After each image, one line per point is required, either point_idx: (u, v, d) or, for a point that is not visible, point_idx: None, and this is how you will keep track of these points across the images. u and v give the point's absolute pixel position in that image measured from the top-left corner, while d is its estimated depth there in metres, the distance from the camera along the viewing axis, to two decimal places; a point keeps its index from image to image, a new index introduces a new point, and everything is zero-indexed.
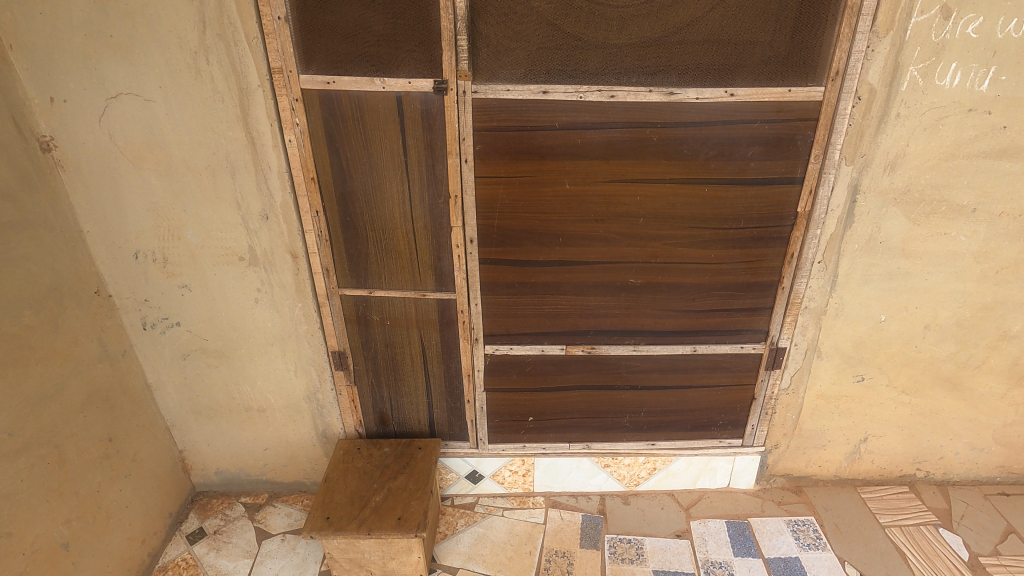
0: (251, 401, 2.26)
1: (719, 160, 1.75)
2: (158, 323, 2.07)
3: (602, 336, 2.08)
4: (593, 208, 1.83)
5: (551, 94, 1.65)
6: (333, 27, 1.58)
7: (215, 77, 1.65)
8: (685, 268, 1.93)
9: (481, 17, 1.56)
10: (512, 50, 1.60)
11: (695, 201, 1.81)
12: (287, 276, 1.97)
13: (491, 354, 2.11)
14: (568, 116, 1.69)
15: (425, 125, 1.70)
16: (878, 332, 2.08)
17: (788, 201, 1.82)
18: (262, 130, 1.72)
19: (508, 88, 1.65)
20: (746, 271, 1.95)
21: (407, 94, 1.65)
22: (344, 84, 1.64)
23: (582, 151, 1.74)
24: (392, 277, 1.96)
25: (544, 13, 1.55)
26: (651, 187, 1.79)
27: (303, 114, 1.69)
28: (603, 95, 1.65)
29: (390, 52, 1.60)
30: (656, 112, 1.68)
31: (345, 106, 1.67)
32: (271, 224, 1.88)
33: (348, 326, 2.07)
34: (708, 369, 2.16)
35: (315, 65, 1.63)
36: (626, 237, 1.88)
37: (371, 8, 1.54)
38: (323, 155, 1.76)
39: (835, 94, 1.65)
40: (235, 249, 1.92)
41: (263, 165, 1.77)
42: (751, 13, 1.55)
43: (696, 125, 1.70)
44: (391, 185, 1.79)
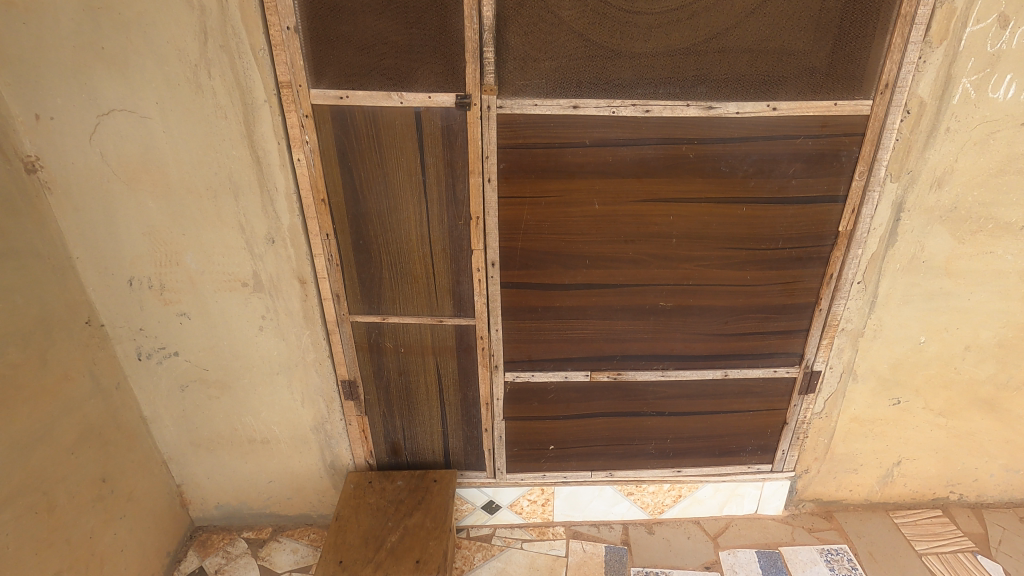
0: (254, 431, 2.12)
1: (759, 178, 1.64)
2: (154, 352, 1.93)
3: (629, 361, 1.96)
4: (623, 229, 1.72)
5: (582, 109, 1.54)
6: (346, 37, 1.45)
7: (218, 92, 1.51)
8: (719, 290, 1.82)
9: (507, 27, 1.45)
10: (541, 62, 1.49)
11: (732, 220, 1.70)
12: (294, 302, 1.84)
13: (512, 381, 1.99)
14: (599, 132, 1.57)
15: (445, 143, 1.58)
16: (916, 353, 1.99)
17: (829, 220, 1.72)
18: (268, 148, 1.59)
19: (535, 103, 1.53)
20: (783, 292, 1.84)
21: (427, 109, 1.53)
22: (359, 99, 1.51)
23: (612, 169, 1.62)
24: (407, 302, 1.83)
25: (575, 24, 1.44)
26: (685, 207, 1.68)
27: (313, 131, 1.56)
28: (637, 111, 1.54)
29: (409, 63, 1.48)
30: (693, 127, 1.57)
31: (359, 122, 1.55)
32: (277, 248, 1.74)
33: (360, 353, 1.95)
34: (739, 394, 2.05)
35: (327, 77, 1.50)
36: (657, 259, 1.77)
37: (388, 17, 1.42)
38: (333, 174, 1.63)
39: (883, 107, 1.55)
40: (238, 274, 1.79)
41: (269, 185, 1.64)
42: (797, 21, 1.45)
43: (736, 141, 1.59)
44: (408, 206, 1.67)
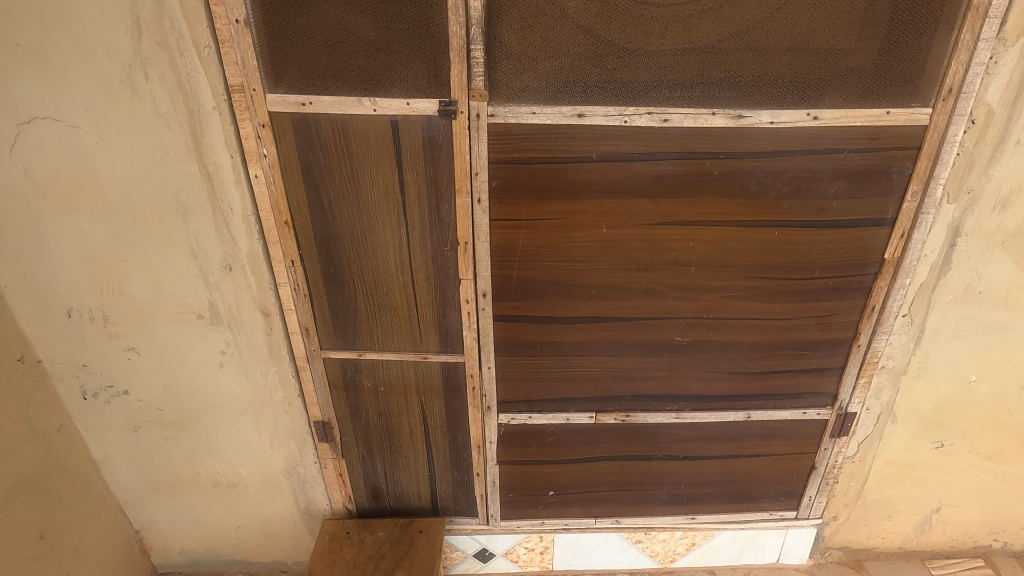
0: (219, 475, 1.90)
1: (795, 198, 1.40)
2: (101, 391, 1.70)
3: (639, 401, 1.73)
4: (635, 255, 1.48)
5: (588, 118, 1.30)
6: (308, 32, 1.22)
7: (157, 97, 1.28)
8: (743, 324, 1.59)
9: (499, 20, 1.21)
10: (540, 62, 1.25)
11: (762, 247, 1.47)
12: (258, 336, 1.61)
13: (507, 423, 1.76)
14: (608, 145, 1.33)
15: (427, 157, 1.34)
16: (965, 393, 1.76)
17: (874, 246, 1.48)
18: (220, 163, 1.36)
19: (533, 110, 1.29)
20: (817, 327, 1.61)
21: (405, 118, 1.30)
22: (325, 105, 1.28)
23: (623, 188, 1.38)
24: (387, 337, 1.60)
25: (582, 17, 1.20)
26: (708, 231, 1.45)
27: (272, 143, 1.33)
28: (653, 120, 1.31)
29: (384, 64, 1.24)
30: (719, 140, 1.33)
31: (326, 133, 1.32)
32: (236, 277, 1.51)
33: (334, 392, 1.72)
34: (763, 437, 1.82)
35: (286, 79, 1.26)
36: (674, 289, 1.54)
37: (357, 8, 1.19)
38: (298, 193, 1.40)
39: (944, 116, 1.31)
40: (192, 305, 1.55)
41: (223, 205, 1.41)
42: (846, 14, 1.21)
43: (769, 156, 1.35)
44: (385, 230, 1.44)
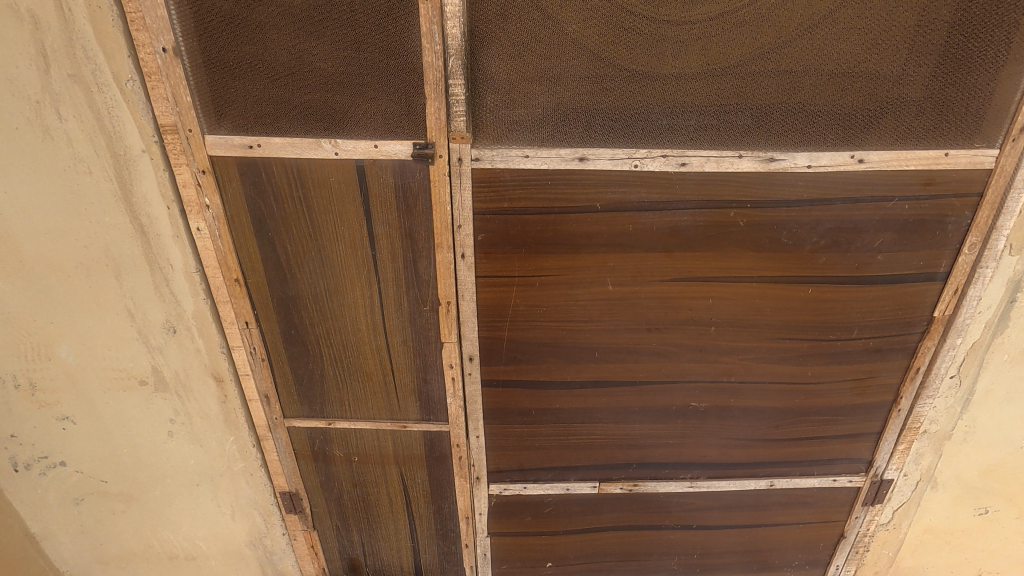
0: (176, 549, 1.66)
1: (833, 252, 1.20)
2: (34, 462, 1.46)
3: (649, 470, 1.53)
4: (645, 315, 1.28)
5: (591, 162, 1.10)
6: (254, 62, 1.01)
7: (75, 138, 1.07)
8: (769, 388, 1.39)
9: (484, 49, 1.00)
10: (534, 97, 1.04)
11: (792, 305, 1.26)
12: (211, 404, 1.40)
13: (499, 494, 1.56)
14: (614, 192, 1.13)
15: (401, 207, 1.13)
16: (1017, 458, 1.54)
17: (921, 303, 1.28)
18: (155, 214, 1.15)
19: (526, 153, 1.08)
20: (852, 391, 1.40)
21: (373, 162, 1.09)
22: (276, 148, 1.07)
23: (633, 241, 1.18)
24: (359, 404, 1.40)
25: (583, 44, 1.00)
26: (731, 288, 1.24)
27: (213, 191, 1.11)
28: (669, 163, 1.11)
29: (346, 99, 1.03)
30: (745, 186, 1.13)
31: (279, 180, 1.11)
32: (181, 340, 1.30)
33: (302, 462, 1.51)
34: (786, 505, 1.62)
35: (229, 118, 1.05)
36: (690, 351, 1.33)
37: (312, 34, 0.98)
38: (249, 247, 1.18)
39: (1013, 158, 1.10)
40: (133, 371, 1.34)
41: (161, 262, 1.20)
42: (901, 40, 1.01)
43: (804, 204, 1.15)
44: (354, 288, 1.23)
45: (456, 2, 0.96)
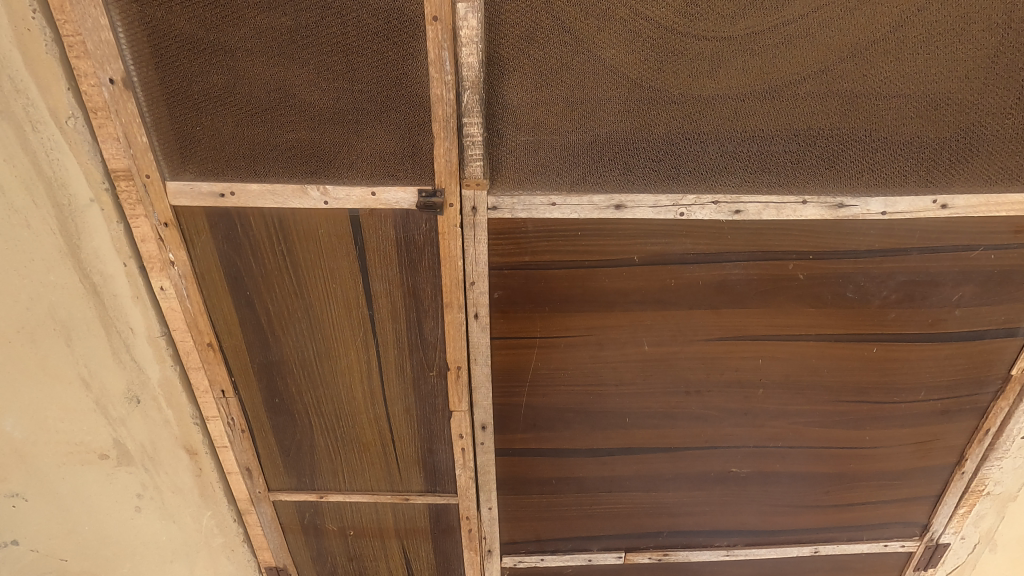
0: None
1: (903, 307, 1.04)
2: None
3: (680, 538, 1.36)
4: (685, 377, 1.11)
5: (628, 209, 0.92)
6: (223, 95, 0.82)
7: (6, 185, 0.87)
8: (820, 453, 1.23)
9: (505, 79, 0.83)
10: (564, 135, 0.87)
11: (853, 365, 1.10)
12: (185, 477, 1.22)
13: (512, 566, 1.38)
14: (656, 243, 0.96)
15: (403, 262, 0.95)
16: None
17: (998, 361, 1.12)
18: (110, 271, 0.96)
19: (553, 200, 0.91)
20: (912, 454, 1.25)
21: (369, 212, 0.91)
22: (253, 196, 0.89)
23: (675, 298, 1.01)
24: (355, 476, 1.22)
25: (623, 73, 0.83)
26: (785, 347, 1.08)
27: (178, 247, 0.93)
28: (720, 211, 0.93)
29: (337, 139, 0.86)
30: (809, 235, 0.96)
31: (257, 233, 0.93)
32: (147, 410, 1.12)
33: (290, 536, 1.33)
34: (831, 571, 1.45)
35: (195, 161, 0.87)
36: (734, 415, 1.16)
37: (295, 62, 0.80)
38: (224, 308, 1.00)
39: None
40: (91, 444, 1.15)
41: (119, 326, 1.01)
42: (998, 70, 0.85)
43: (876, 254, 0.98)
44: (347, 352, 1.05)
45: (473, 24, 0.79)
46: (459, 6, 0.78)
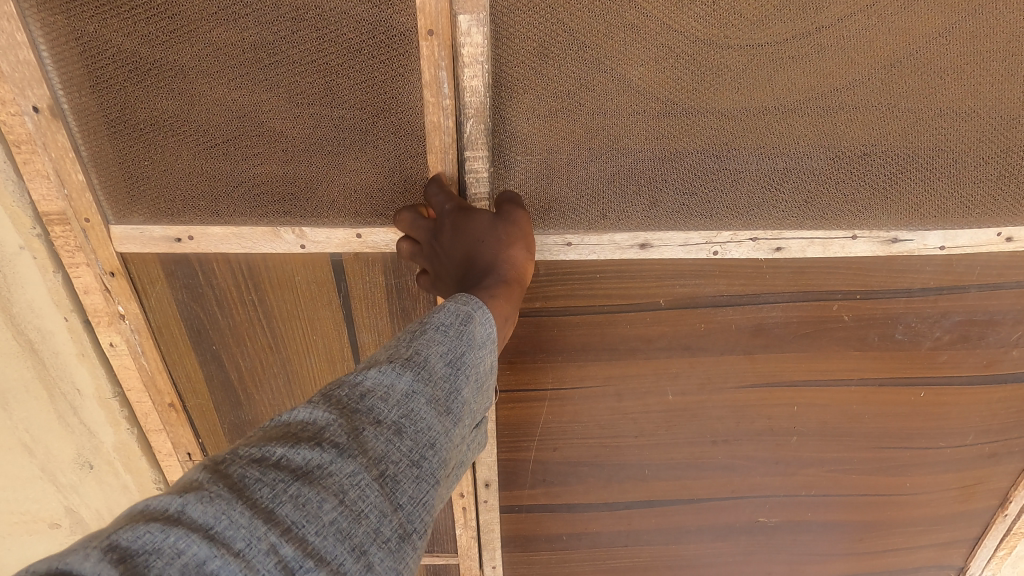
0: None
1: (956, 349, 0.93)
2: None
3: None
4: (712, 427, 1.00)
5: (653, 249, 0.81)
6: (174, 124, 0.69)
7: None
8: (856, 501, 1.11)
9: (512, 101, 0.70)
10: (581, 167, 0.74)
11: (898, 410, 1.00)
12: None
13: None
14: (687, 284, 0.85)
15: (395, 311, 0.83)
16: None
17: None
18: (49, 327, 0.82)
19: (567, 240, 0.79)
20: (954, 498, 1.14)
21: (354, 257, 0.78)
22: (216, 241, 0.75)
23: (705, 343, 0.91)
24: None
25: (651, 95, 0.71)
26: (822, 393, 0.97)
27: (129, 299, 0.79)
28: (759, 249, 0.81)
29: (315, 174, 0.72)
30: (857, 272, 0.85)
31: (224, 281, 0.80)
32: (102, 476, 0.98)
33: None
34: None
35: (144, 202, 0.73)
36: (765, 465, 1.05)
37: (262, 85, 0.67)
38: (187, 364, 0.87)
39: None
40: (39, 514, 1.01)
41: (64, 386, 0.88)
42: None
43: (930, 293, 0.88)
44: None
45: (477, 40, 0.65)
46: (459, 18, 0.63)
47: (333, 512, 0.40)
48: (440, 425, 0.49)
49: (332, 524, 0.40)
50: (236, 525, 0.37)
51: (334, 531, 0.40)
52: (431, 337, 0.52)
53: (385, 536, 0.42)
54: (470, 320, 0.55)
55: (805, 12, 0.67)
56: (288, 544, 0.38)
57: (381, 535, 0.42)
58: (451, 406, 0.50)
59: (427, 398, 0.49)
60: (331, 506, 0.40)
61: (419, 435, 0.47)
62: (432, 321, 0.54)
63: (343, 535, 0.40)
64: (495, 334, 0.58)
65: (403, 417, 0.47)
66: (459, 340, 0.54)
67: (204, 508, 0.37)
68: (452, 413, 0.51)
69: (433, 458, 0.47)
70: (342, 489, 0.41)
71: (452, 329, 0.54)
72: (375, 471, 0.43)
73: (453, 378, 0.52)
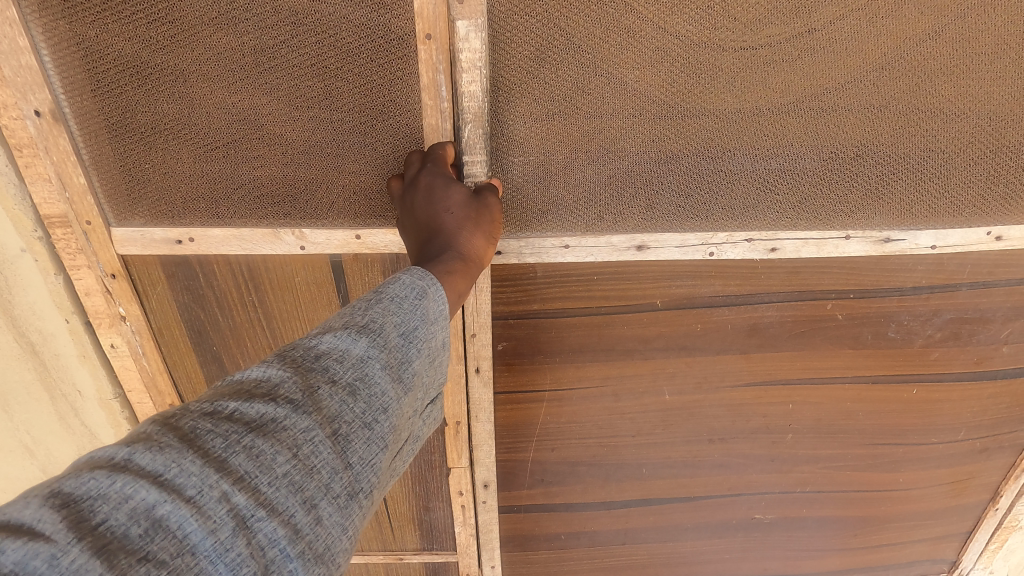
0: None
1: (949, 346, 0.95)
2: None
3: None
4: (709, 425, 1.01)
5: (650, 251, 0.81)
6: (175, 127, 0.69)
7: None
8: (851, 497, 1.13)
9: (510, 104, 0.71)
10: (578, 169, 0.75)
11: (892, 407, 1.01)
12: None
13: None
14: (684, 286, 0.87)
15: None
16: None
17: None
18: (50, 329, 0.83)
19: (565, 243, 0.79)
20: (947, 493, 1.16)
21: (354, 257, 0.79)
22: (216, 243, 0.76)
23: (700, 342, 0.92)
24: None
25: (648, 97, 0.72)
26: (818, 391, 0.98)
27: (130, 301, 0.80)
28: (755, 249, 0.82)
29: (315, 175, 0.73)
30: (851, 272, 0.87)
31: (225, 282, 0.80)
32: None
33: None
34: None
35: (146, 204, 0.73)
36: (761, 462, 1.06)
37: (262, 89, 0.68)
38: (188, 364, 0.87)
39: None
40: None
41: (65, 387, 0.88)
42: None
43: (924, 291, 0.89)
44: None
45: (476, 46, 0.65)
46: (458, 24, 0.63)
47: (286, 464, 0.38)
48: (394, 391, 0.46)
49: (286, 476, 0.38)
50: (188, 473, 0.35)
51: (286, 483, 0.38)
52: (386, 306, 0.49)
53: (335, 493, 0.40)
54: (425, 295, 0.52)
55: (798, 16, 0.68)
56: (240, 494, 0.36)
57: (331, 492, 0.40)
58: (407, 373, 0.48)
59: (382, 365, 0.46)
60: (285, 458, 0.38)
61: (375, 397, 0.45)
62: (387, 289, 0.51)
63: (295, 488, 0.38)
64: (446, 310, 0.54)
65: (358, 380, 0.44)
66: (412, 313, 0.50)
67: (154, 456, 0.35)
68: (407, 381, 0.48)
69: (386, 422, 0.45)
70: (296, 444, 0.39)
71: (407, 302, 0.50)
72: (329, 429, 0.41)
73: (408, 347, 0.48)
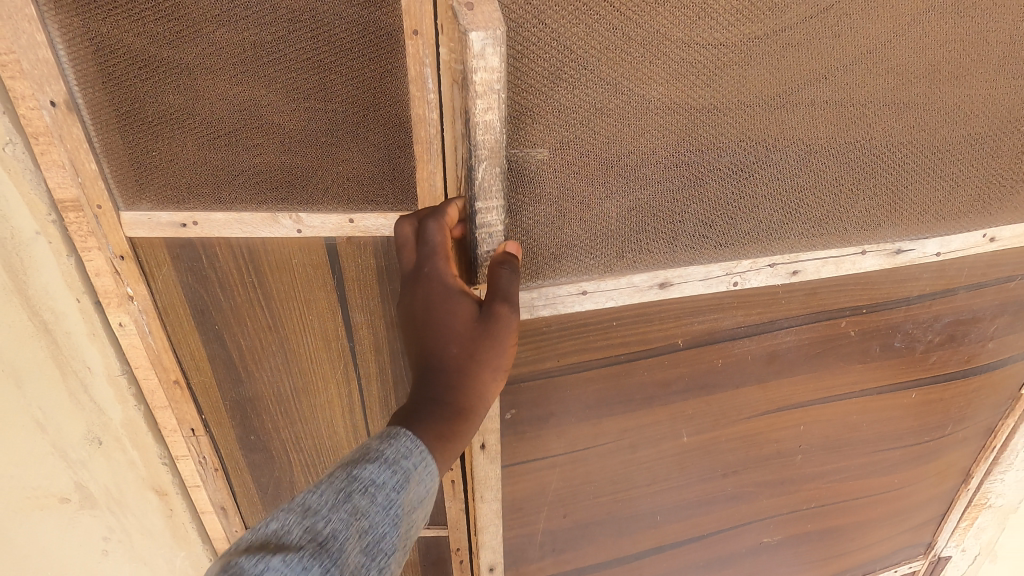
0: None
1: (945, 347, 1.05)
2: None
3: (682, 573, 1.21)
4: (722, 462, 1.08)
5: (673, 287, 0.86)
6: (179, 117, 0.74)
7: None
8: (851, 506, 1.20)
9: (527, 121, 0.71)
10: (599, 208, 0.79)
11: (886, 416, 1.11)
12: (153, 520, 1.13)
13: None
14: (706, 320, 0.93)
15: (386, 292, 0.89)
16: None
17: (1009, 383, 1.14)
18: (61, 308, 0.88)
19: (586, 286, 0.83)
20: (930, 483, 1.23)
21: (348, 240, 0.84)
22: (219, 225, 0.81)
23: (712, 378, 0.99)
24: None
25: (667, 116, 0.74)
26: (830, 408, 1.07)
27: (138, 281, 0.85)
28: (776, 274, 0.88)
29: (310, 161, 0.78)
30: (862, 288, 0.94)
31: (226, 264, 0.85)
32: (110, 452, 1.03)
33: None
34: None
35: (152, 189, 0.78)
36: (768, 490, 1.14)
37: (261, 80, 0.73)
38: (193, 343, 0.93)
39: None
40: (49, 489, 1.06)
41: (75, 364, 0.93)
42: None
43: (926, 299, 0.98)
44: (329, 386, 0.98)
45: (491, 62, 0.62)
46: (473, 37, 0.60)
47: None
48: None
49: None
50: None
51: None
52: (366, 496, 0.50)
53: None
54: (406, 483, 0.54)
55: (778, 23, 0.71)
56: None
57: None
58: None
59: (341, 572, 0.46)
60: None
61: None
62: (362, 476, 0.52)
63: None
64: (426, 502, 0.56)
65: None
66: (386, 512, 0.51)
67: None
68: None
69: None
70: None
71: (387, 488, 0.52)
72: None
73: (371, 564, 0.49)
